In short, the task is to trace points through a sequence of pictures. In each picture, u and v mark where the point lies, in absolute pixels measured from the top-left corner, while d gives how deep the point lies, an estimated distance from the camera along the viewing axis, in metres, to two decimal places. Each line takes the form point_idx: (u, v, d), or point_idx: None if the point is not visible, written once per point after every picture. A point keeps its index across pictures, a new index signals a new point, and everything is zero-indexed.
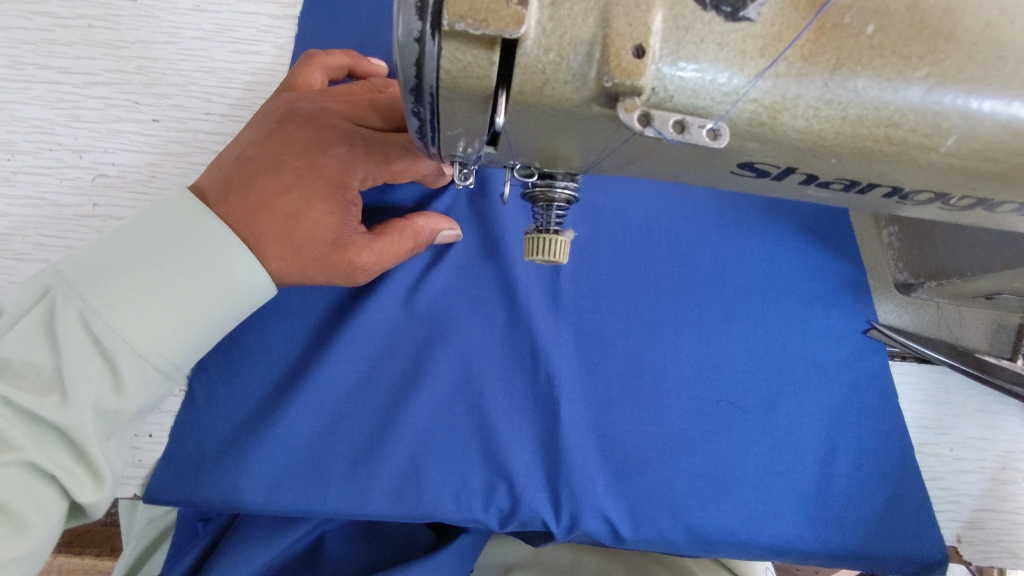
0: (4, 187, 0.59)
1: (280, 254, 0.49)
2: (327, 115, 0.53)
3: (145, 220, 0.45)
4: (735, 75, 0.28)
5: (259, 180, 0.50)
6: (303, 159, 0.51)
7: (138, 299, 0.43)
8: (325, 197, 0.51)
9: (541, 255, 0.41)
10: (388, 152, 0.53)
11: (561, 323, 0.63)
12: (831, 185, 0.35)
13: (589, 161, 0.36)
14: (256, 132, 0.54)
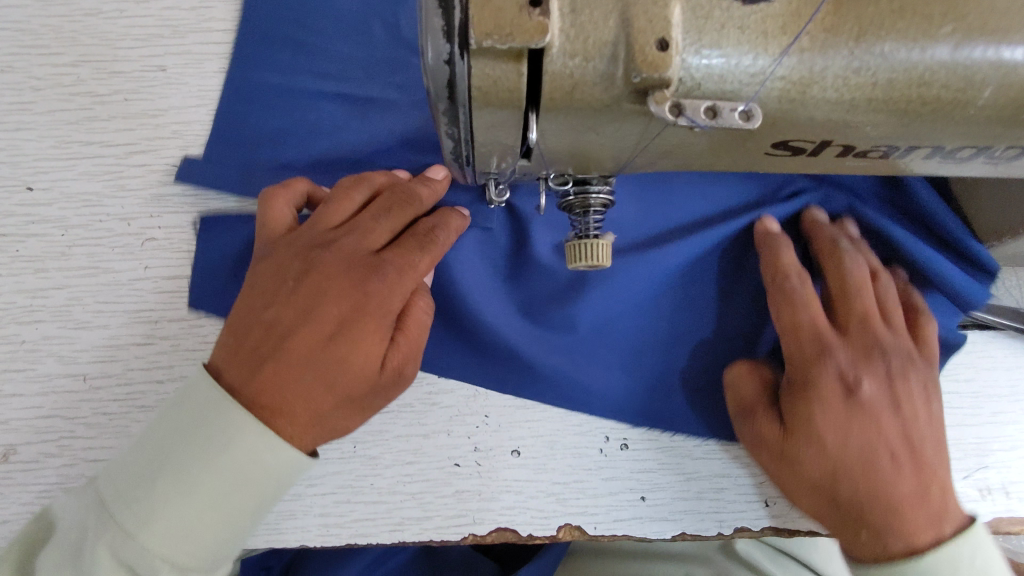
0: (61, 261, 0.63)
1: (331, 411, 0.48)
2: (352, 251, 0.50)
3: (172, 417, 0.46)
4: (759, 55, 0.29)
5: (279, 367, 0.46)
6: (343, 308, 0.48)
7: (169, 516, 0.44)
8: (373, 339, 0.48)
9: (584, 261, 0.42)
10: (418, 254, 0.51)
11: (612, 333, 0.63)
12: (869, 153, 0.35)
13: (623, 160, 0.36)
14: (266, 299, 0.49)
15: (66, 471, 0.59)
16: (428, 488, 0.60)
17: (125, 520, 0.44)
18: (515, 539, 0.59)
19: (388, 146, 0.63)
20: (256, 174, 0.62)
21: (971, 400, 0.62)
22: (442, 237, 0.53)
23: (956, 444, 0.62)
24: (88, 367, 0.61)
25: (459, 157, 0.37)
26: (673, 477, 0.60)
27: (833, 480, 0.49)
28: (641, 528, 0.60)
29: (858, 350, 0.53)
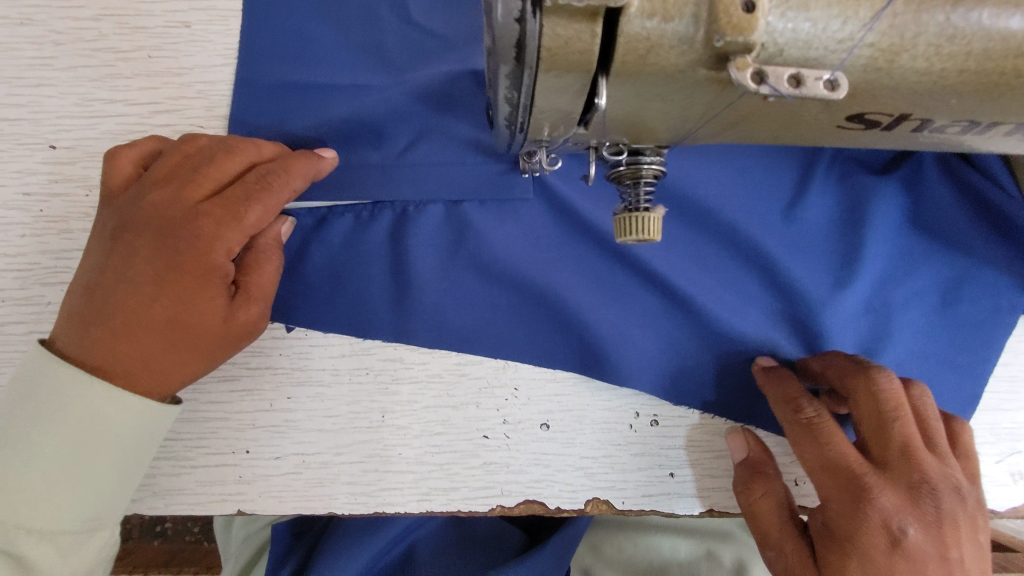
0: (86, 221, 0.62)
1: (173, 366, 0.49)
2: (162, 210, 0.48)
3: (20, 385, 0.48)
4: (849, 20, 0.27)
5: (104, 323, 0.47)
6: (155, 264, 0.47)
7: (18, 476, 0.45)
8: (195, 299, 0.48)
9: (634, 235, 0.41)
10: (242, 206, 0.48)
11: (647, 307, 0.61)
12: (948, 128, 0.33)
13: (683, 131, 0.35)
14: (104, 262, 0.48)
15: None
16: (456, 459, 0.60)
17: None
18: (542, 511, 0.59)
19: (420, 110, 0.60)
20: (285, 137, 0.60)
21: (1009, 384, 0.61)
22: (279, 181, 0.50)
23: (990, 428, 0.61)
24: None
25: (512, 122, 0.35)
26: (703, 454, 0.60)
27: (843, 543, 0.47)
28: (669, 504, 0.59)
29: (904, 490, 0.48)
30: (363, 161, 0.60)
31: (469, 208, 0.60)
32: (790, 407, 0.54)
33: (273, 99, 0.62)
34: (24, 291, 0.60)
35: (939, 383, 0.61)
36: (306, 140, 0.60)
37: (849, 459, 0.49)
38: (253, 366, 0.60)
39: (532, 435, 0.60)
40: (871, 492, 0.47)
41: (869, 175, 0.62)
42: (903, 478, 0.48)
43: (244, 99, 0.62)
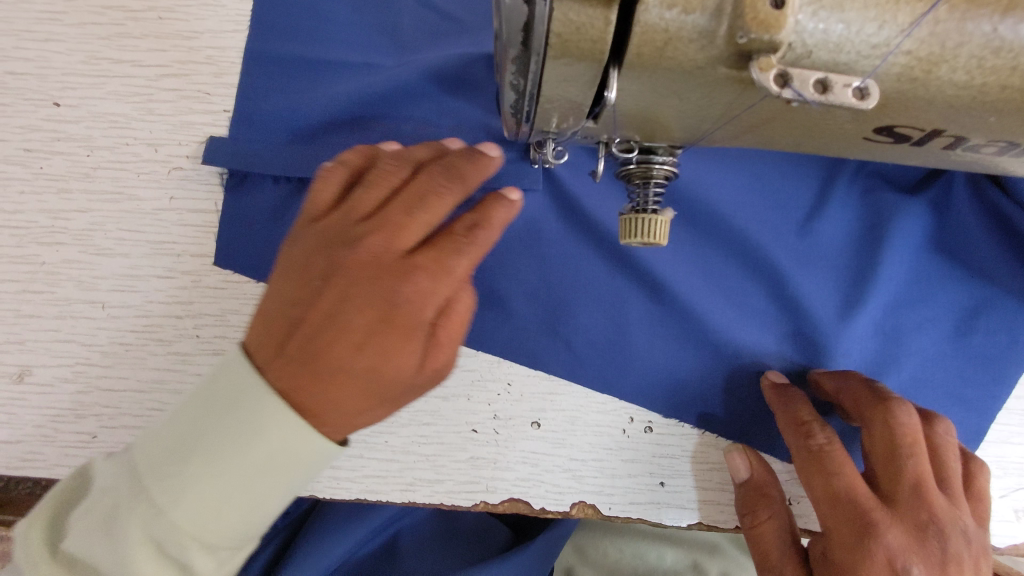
0: (86, 183, 0.60)
1: (349, 414, 0.40)
2: (381, 252, 0.42)
3: (202, 396, 0.40)
4: (886, 24, 0.25)
5: (315, 354, 0.39)
6: (370, 313, 0.40)
7: (202, 499, 0.38)
8: (403, 356, 0.40)
9: (639, 237, 0.39)
10: (454, 258, 0.42)
11: (646, 312, 0.59)
12: (982, 148, 0.31)
13: (698, 132, 0.33)
14: (287, 292, 0.42)
15: (80, 398, 0.58)
16: (442, 451, 0.58)
17: (123, 492, 0.39)
18: (527, 511, 0.58)
19: (431, 91, 0.58)
20: (291, 113, 0.59)
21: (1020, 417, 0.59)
22: (485, 235, 0.43)
23: (997, 461, 0.58)
24: (106, 296, 0.59)
25: (518, 111, 0.33)
26: (696, 465, 0.58)
27: None
28: (656, 514, 0.58)
29: (911, 528, 0.44)
30: (368, 141, 0.58)
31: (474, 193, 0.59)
32: (800, 432, 0.51)
33: (281, 74, 0.61)
34: (19, 249, 0.60)
35: (946, 413, 0.58)
36: (311, 117, 0.59)
37: (856, 491, 0.46)
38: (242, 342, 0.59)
39: (522, 432, 0.58)
40: (877, 529, 0.44)
41: (891, 194, 0.60)
42: (911, 514, 0.44)
43: (250, 73, 0.61)
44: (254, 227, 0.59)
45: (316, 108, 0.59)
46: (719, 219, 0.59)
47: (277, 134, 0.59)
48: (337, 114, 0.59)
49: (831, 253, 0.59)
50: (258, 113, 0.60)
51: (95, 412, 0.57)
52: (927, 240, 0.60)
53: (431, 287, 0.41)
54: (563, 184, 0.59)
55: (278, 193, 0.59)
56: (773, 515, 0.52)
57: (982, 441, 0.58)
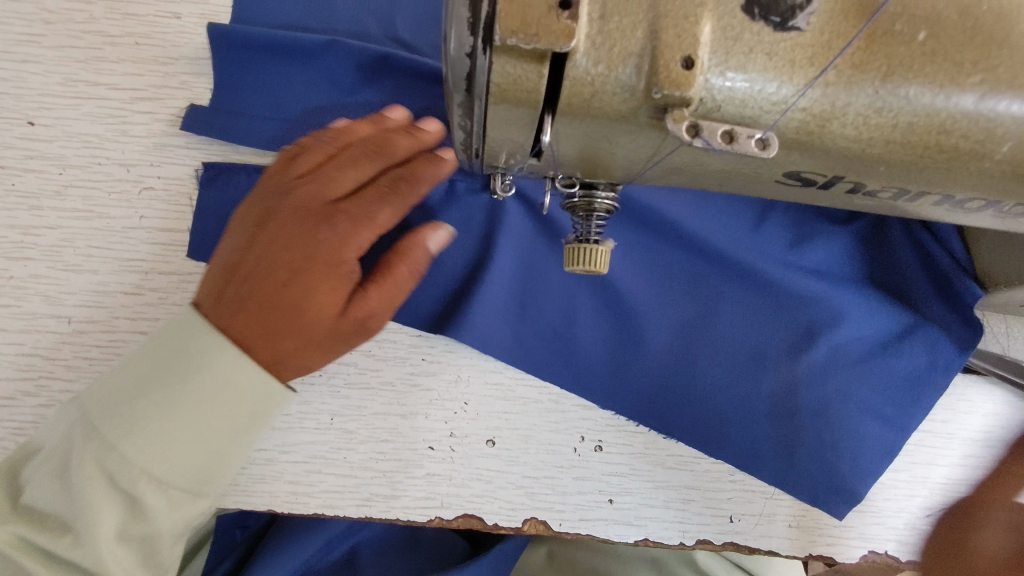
0: (56, 200, 0.62)
1: (288, 353, 0.48)
2: (307, 200, 0.50)
3: (154, 343, 0.48)
4: (784, 84, 0.29)
5: (249, 288, 0.48)
6: (297, 249, 0.49)
7: (148, 430, 0.45)
8: (327, 289, 0.48)
9: (582, 265, 0.42)
10: (376, 207, 0.51)
11: (591, 313, 0.63)
12: (879, 193, 0.34)
13: (630, 172, 0.36)
14: (238, 242, 0.51)
15: (43, 411, 0.58)
16: (400, 468, 0.60)
17: (77, 436, 0.45)
18: (480, 526, 0.60)
19: None
20: (267, 116, 0.62)
21: (945, 441, 0.63)
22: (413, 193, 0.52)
23: (924, 482, 0.62)
24: (73, 310, 0.60)
25: (468, 148, 0.36)
26: (642, 482, 0.61)
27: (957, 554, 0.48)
28: (604, 530, 0.60)
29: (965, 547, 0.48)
30: None
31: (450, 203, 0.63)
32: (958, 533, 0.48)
33: (260, 64, 0.64)
34: None
35: (864, 427, 0.62)
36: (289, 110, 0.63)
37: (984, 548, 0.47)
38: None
39: (476, 450, 0.60)
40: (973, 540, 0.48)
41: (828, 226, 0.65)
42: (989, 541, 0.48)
43: (228, 60, 0.64)
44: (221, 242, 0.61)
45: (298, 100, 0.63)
46: (665, 239, 0.63)
47: (252, 131, 0.62)
48: (316, 126, 0.62)
49: (769, 268, 0.63)
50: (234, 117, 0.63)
51: None
52: (858, 268, 0.64)
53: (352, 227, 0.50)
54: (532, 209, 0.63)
55: None
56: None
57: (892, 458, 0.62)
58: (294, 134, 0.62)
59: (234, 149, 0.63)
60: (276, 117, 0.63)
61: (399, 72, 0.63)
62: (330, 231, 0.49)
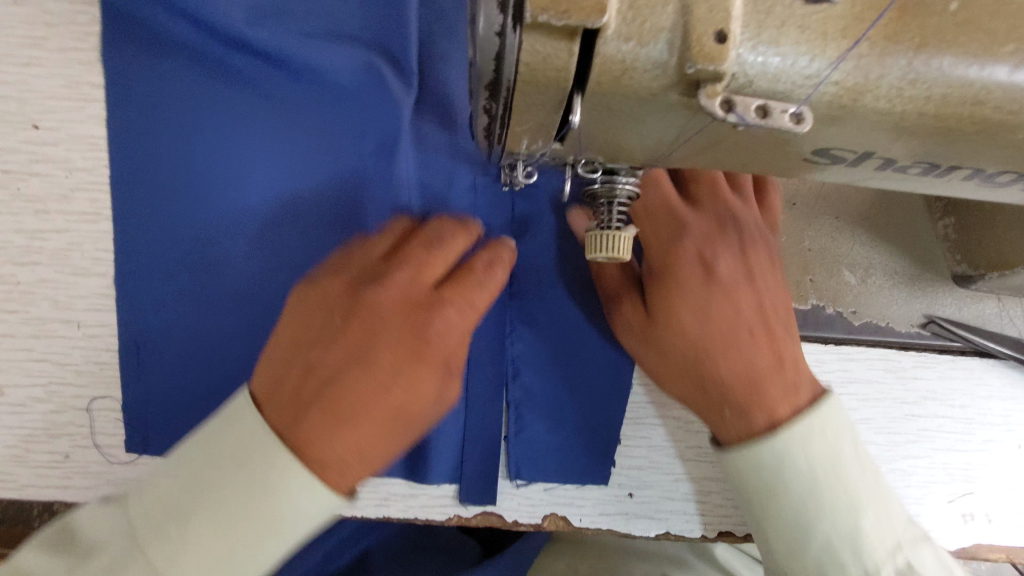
0: (64, 204, 0.61)
1: (368, 441, 0.44)
2: (402, 292, 0.48)
3: (210, 451, 0.43)
4: (816, 58, 0.28)
5: (344, 385, 0.44)
6: (396, 346, 0.46)
7: (199, 556, 0.42)
8: (420, 379, 0.45)
9: (603, 252, 0.41)
10: (474, 293, 0.50)
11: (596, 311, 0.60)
12: (909, 169, 0.34)
13: (655, 154, 0.36)
14: (314, 335, 0.47)
15: (53, 418, 0.59)
16: (416, 466, 0.59)
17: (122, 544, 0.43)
18: (499, 524, 0.60)
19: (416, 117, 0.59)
20: (127, 110, 0.57)
21: (965, 427, 0.64)
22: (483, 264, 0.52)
23: (944, 466, 0.63)
24: (83, 315, 0.60)
25: (490, 133, 0.35)
26: (660, 475, 0.60)
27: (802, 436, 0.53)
28: (624, 523, 0.60)
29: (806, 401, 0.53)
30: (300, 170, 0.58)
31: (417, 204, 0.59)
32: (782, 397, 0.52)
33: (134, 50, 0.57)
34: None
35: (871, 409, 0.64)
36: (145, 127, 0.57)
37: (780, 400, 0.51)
38: (169, 384, 0.58)
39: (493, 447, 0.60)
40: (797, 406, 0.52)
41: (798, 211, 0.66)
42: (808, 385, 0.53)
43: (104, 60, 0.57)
44: (172, 272, 0.57)
45: (240, 112, 0.58)
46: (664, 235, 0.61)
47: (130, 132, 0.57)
48: (188, 126, 0.57)
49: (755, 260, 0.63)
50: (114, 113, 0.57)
51: (70, 432, 0.59)
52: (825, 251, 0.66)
53: (450, 314, 0.48)
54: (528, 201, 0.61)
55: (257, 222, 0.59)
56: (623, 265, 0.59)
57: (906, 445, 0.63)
58: (217, 153, 0.57)
59: (137, 169, 0.58)
60: (217, 131, 0.57)
61: (253, 82, 0.58)
62: (426, 321, 0.47)
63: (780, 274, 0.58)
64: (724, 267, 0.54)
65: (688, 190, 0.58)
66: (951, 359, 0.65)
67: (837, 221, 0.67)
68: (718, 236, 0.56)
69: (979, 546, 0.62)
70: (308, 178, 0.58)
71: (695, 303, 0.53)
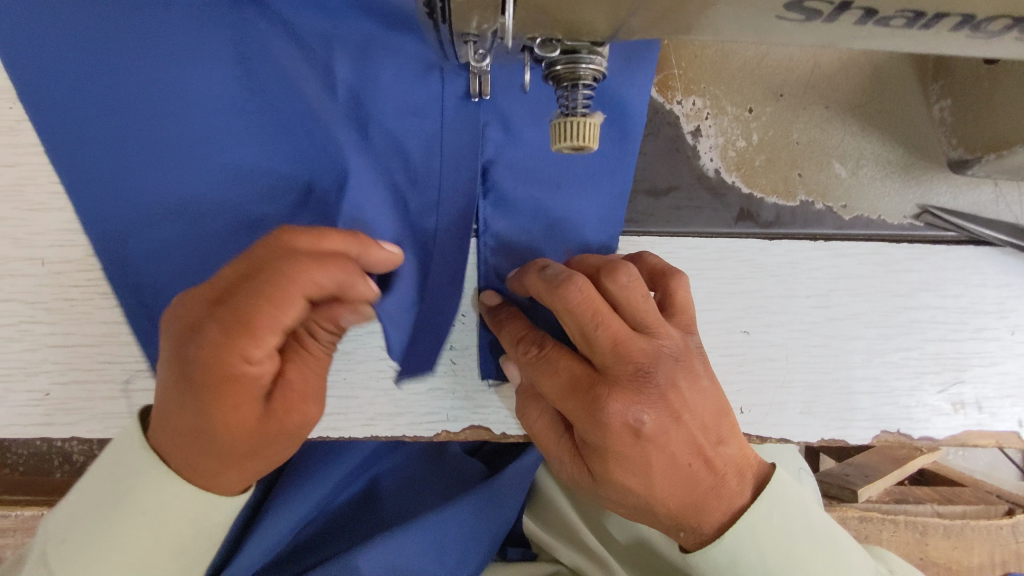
0: (10, 136, 0.57)
1: (249, 467, 0.47)
2: (222, 349, 0.42)
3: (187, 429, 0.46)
4: None
5: (181, 428, 0.44)
6: (215, 399, 0.43)
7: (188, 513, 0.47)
8: (283, 354, 0.43)
9: (570, 141, 0.39)
10: (304, 343, 0.44)
11: (555, 227, 0.59)
12: (893, 21, 0.31)
13: (615, 24, 0.33)
14: (164, 366, 0.44)
15: (30, 355, 0.59)
16: (402, 385, 0.59)
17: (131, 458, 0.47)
18: (488, 436, 0.61)
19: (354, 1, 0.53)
20: (37, 40, 0.54)
21: (958, 316, 0.63)
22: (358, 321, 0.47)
23: (936, 357, 0.63)
24: (45, 252, 0.58)
25: (434, 11, 0.34)
26: None
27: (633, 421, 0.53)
28: None
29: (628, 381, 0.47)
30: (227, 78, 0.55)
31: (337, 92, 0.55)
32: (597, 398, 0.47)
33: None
34: None
35: (861, 302, 0.62)
36: (45, 52, 0.54)
37: (575, 376, 0.48)
38: (145, 310, 0.58)
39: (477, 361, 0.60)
40: (604, 402, 0.46)
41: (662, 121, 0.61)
42: (620, 381, 0.47)
43: None
44: (99, 196, 0.56)
45: (123, 23, 0.54)
46: (620, 134, 0.58)
47: (38, 58, 0.54)
48: (106, 47, 0.55)
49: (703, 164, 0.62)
50: (24, 42, 0.54)
51: (46, 368, 0.59)
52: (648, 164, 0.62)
53: (267, 366, 0.43)
54: (493, 105, 0.56)
55: (202, 139, 0.55)
56: (533, 405, 0.53)
57: (895, 340, 0.62)
58: (134, 68, 0.55)
59: (47, 101, 0.55)
60: (132, 52, 0.55)
61: None
62: (248, 387, 0.43)
63: (603, 323, 0.47)
64: (593, 434, 0.47)
65: (587, 333, 0.47)
66: (947, 249, 0.63)
67: (827, 110, 0.63)
68: (635, 388, 0.47)
69: (968, 433, 0.63)
70: (211, 80, 0.55)
71: (630, 467, 0.48)
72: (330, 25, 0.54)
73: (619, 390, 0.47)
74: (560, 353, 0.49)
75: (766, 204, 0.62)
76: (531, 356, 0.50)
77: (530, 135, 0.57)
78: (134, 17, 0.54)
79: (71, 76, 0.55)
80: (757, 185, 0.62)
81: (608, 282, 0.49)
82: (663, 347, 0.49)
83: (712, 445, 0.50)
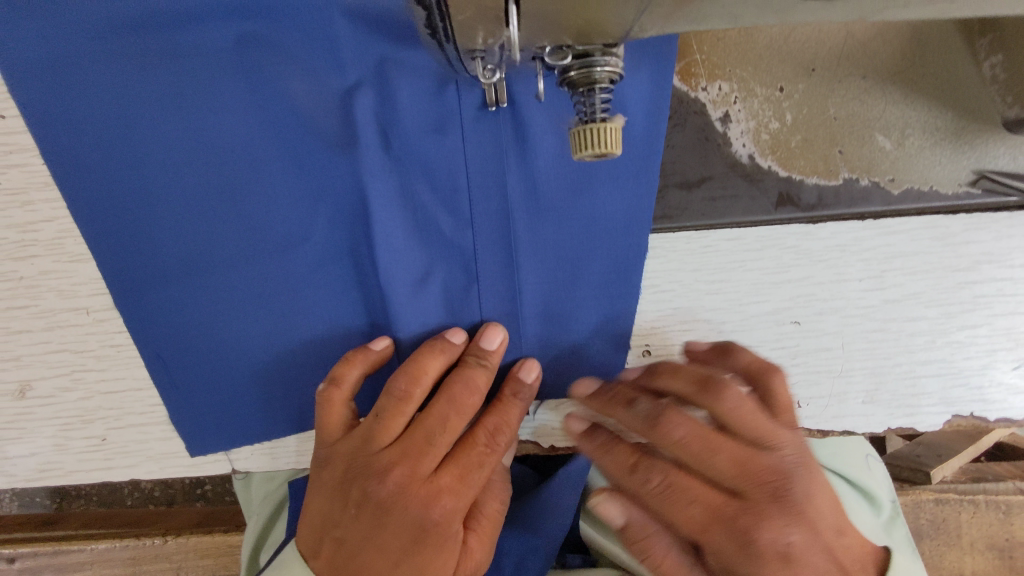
0: (47, 191, 0.58)
1: None
2: (405, 479, 0.53)
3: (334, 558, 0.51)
4: None
5: (364, 562, 0.53)
6: (404, 537, 0.53)
7: None
8: (460, 490, 0.54)
9: (591, 150, 0.38)
10: (474, 475, 0.55)
11: (585, 235, 0.57)
12: None
13: (629, 22, 0.33)
14: (335, 509, 0.55)
15: (84, 403, 0.61)
16: None
17: None
18: None
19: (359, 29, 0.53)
20: (44, 99, 0.54)
21: None
22: (504, 438, 0.56)
23: (1005, 333, 0.59)
24: (89, 301, 0.60)
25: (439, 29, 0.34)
26: None
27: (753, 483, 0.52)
28: None
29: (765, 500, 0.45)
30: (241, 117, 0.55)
31: (361, 120, 0.55)
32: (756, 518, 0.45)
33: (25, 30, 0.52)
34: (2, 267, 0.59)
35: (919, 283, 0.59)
36: (70, 121, 0.55)
37: (716, 504, 0.46)
38: (194, 352, 0.60)
39: None
40: (753, 530, 0.44)
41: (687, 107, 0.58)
42: (765, 505, 0.45)
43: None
44: (134, 246, 0.57)
45: (130, 75, 0.54)
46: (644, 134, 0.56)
47: (50, 117, 0.54)
48: (117, 100, 0.54)
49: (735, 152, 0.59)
50: (33, 103, 0.54)
51: (99, 415, 0.61)
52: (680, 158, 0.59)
53: (445, 509, 0.53)
54: (511, 114, 0.55)
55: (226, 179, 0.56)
56: (657, 543, 0.50)
57: (960, 318, 0.59)
58: (147, 117, 0.55)
59: (65, 160, 0.55)
60: (144, 102, 0.55)
61: (166, 37, 0.53)
62: (424, 520, 0.53)
63: (724, 456, 0.46)
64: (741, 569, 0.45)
65: (724, 461, 0.46)
66: (1009, 216, 0.59)
67: (865, 80, 0.59)
68: (777, 508, 0.45)
69: None
70: (225, 122, 0.55)
71: None
72: (336, 55, 0.54)
73: (761, 514, 0.45)
74: (688, 483, 0.47)
75: (806, 186, 0.59)
76: (656, 486, 0.48)
77: (551, 145, 0.55)
78: (138, 67, 0.54)
79: (94, 132, 0.55)
80: (795, 167, 0.59)
81: (717, 403, 0.48)
82: (785, 458, 0.47)
83: (840, 540, 0.48)
